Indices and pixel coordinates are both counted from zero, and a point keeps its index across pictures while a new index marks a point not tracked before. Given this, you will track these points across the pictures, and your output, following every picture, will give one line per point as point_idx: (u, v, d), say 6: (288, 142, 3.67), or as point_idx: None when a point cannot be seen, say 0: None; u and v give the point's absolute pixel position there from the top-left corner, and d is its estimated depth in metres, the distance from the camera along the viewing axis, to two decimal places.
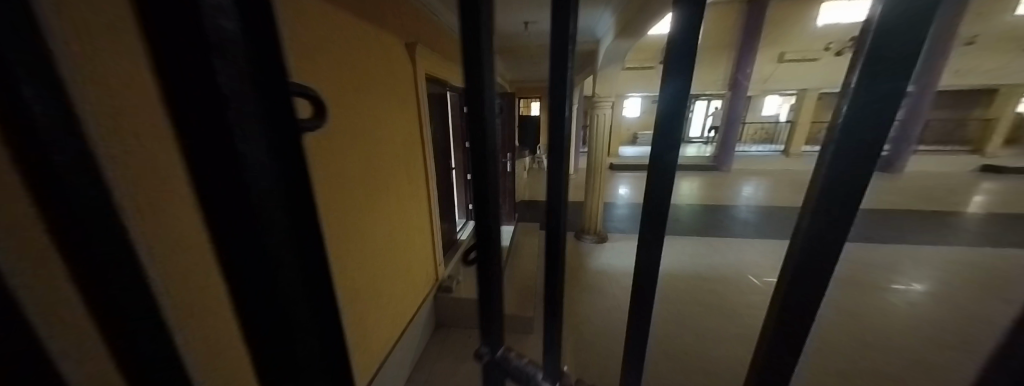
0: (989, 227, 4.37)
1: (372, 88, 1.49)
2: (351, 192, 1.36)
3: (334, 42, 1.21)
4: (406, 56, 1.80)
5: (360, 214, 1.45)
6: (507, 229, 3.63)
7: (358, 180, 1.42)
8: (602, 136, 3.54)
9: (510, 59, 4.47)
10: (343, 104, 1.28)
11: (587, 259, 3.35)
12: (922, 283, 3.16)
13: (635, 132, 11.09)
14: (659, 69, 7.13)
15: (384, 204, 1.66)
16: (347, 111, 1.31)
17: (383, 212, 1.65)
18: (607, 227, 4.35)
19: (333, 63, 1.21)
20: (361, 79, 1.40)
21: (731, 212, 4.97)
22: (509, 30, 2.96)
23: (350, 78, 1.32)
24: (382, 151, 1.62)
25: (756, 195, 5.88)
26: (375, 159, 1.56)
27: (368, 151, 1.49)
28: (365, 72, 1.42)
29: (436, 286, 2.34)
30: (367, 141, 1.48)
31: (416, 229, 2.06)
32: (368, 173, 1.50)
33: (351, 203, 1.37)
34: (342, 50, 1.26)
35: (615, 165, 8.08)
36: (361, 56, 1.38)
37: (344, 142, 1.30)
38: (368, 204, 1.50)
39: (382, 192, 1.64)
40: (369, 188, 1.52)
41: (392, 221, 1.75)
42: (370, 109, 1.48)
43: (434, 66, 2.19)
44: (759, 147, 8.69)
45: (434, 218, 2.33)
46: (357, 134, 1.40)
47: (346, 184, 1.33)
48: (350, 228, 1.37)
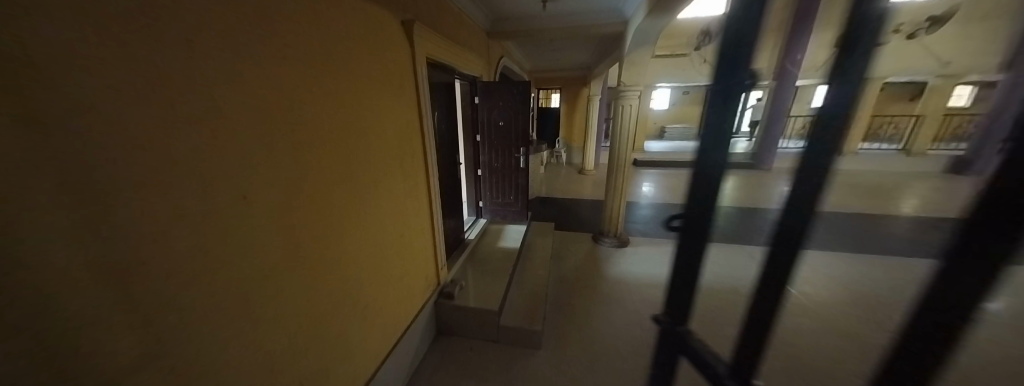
0: None
1: (348, 70, 1.37)
2: (314, 185, 1.25)
3: (291, 16, 1.11)
4: (403, 37, 1.67)
5: (329, 208, 1.33)
6: (518, 228, 3.44)
7: (326, 172, 1.30)
8: (628, 129, 3.18)
9: (529, 45, 4.21)
10: (304, 86, 1.18)
11: (605, 264, 3.07)
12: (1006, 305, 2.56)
13: (664, 126, 10.41)
14: (694, 56, 6.55)
15: (364, 200, 1.53)
16: (308, 94, 1.20)
17: (362, 210, 1.52)
18: (630, 228, 4.03)
19: (286, 38, 1.10)
20: (331, 59, 1.29)
21: (771, 216, 4.47)
22: (529, 9, 2.82)
23: (314, 56, 1.21)
24: (362, 140, 1.49)
25: (800, 197, 5.28)
26: (368, 150, 1.53)
27: (343, 141, 1.38)
28: (338, 52, 1.31)
29: (437, 291, 2.22)
30: (342, 128, 1.37)
31: (411, 227, 1.93)
32: (341, 163, 1.38)
33: (314, 197, 1.26)
34: (303, 27, 1.16)
35: (640, 161, 7.60)
36: (330, 34, 1.27)
37: (302, 129, 1.18)
38: (339, 199, 1.38)
39: (361, 187, 1.51)
40: (343, 181, 1.40)
41: (375, 219, 1.62)
42: (344, 93, 1.36)
43: (438, 48, 1.98)
44: (806, 143, 7.81)
45: (436, 215, 2.19)
46: (325, 119, 1.28)
47: (306, 175, 1.21)
48: (312, 225, 1.25)
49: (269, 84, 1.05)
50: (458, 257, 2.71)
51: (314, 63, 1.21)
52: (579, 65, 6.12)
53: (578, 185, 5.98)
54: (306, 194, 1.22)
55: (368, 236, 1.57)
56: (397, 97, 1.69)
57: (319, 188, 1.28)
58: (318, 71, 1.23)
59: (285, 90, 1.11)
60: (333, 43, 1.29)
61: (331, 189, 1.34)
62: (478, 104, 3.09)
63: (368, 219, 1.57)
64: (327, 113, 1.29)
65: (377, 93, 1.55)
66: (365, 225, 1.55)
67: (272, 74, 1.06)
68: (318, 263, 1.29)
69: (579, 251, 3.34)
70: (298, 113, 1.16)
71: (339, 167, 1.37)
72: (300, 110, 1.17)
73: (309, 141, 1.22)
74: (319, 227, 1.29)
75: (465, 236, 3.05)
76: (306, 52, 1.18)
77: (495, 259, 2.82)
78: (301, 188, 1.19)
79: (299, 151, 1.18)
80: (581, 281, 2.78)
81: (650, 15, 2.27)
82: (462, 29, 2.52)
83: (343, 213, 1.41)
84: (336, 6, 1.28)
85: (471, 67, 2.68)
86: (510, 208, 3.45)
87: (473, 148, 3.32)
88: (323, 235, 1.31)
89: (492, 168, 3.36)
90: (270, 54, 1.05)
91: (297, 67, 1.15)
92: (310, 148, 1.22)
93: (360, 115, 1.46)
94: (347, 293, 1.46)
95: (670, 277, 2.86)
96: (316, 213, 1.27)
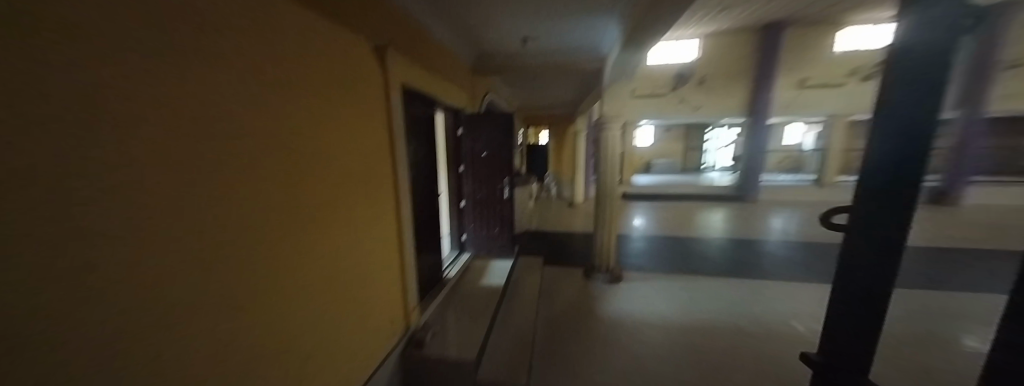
0: None
1: (320, 87, 1.26)
2: (276, 212, 1.04)
3: (269, 28, 1.00)
4: (375, 61, 1.64)
5: (289, 241, 1.11)
6: (504, 264, 3.23)
7: (289, 198, 1.11)
8: (613, 161, 3.13)
9: (514, 83, 4.39)
10: (277, 100, 1.04)
11: (598, 301, 2.84)
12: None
13: (648, 160, 10.69)
14: (671, 96, 6.87)
15: (326, 231, 1.33)
16: (279, 107, 1.05)
17: (322, 243, 1.31)
18: (623, 262, 3.86)
19: (262, 47, 0.97)
20: (305, 74, 1.17)
21: (764, 247, 4.39)
22: (513, 46, 2.96)
23: (289, 70, 1.09)
24: (329, 163, 1.34)
25: (787, 227, 5.29)
26: (331, 181, 1.36)
27: (310, 163, 1.21)
28: (312, 69, 1.21)
29: (406, 337, 1.96)
30: (310, 149, 1.21)
31: (375, 262, 1.72)
32: (306, 188, 1.20)
33: (275, 227, 1.04)
34: (280, 39, 1.05)
35: (628, 193, 7.66)
36: (305, 49, 1.17)
37: (270, 147, 1.01)
38: (301, 231, 1.17)
39: (324, 216, 1.31)
40: (306, 209, 1.20)
41: (336, 254, 1.41)
42: (315, 112, 1.23)
43: (411, 73, 1.95)
44: (786, 175, 8.06)
45: (405, 250, 2.00)
46: (294, 137, 1.12)
47: (269, 201, 1.01)
48: (269, 263, 1.02)
49: (243, 94, 0.90)
50: (436, 297, 2.46)
51: (288, 76, 1.09)
52: (564, 102, 6.40)
53: (568, 218, 5.88)
54: (268, 224, 1.01)
55: (327, 275, 1.34)
56: (363, 126, 1.58)
57: (281, 218, 1.07)
58: (291, 86, 1.10)
59: (257, 101, 0.95)
60: (307, 59, 1.19)
61: (294, 219, 1.13)
62: (461, 135, 3.07)
63: (325, 261, 1.33)
64: (297, 130, 1.14)
65: (344, 122, 1.44)
66: (325, 260, 1.33)
67: (246, 83, 0.91)
68: (274, 311, 1.04)
69: (571, 286, 3.13)
70: (268, 128, 1.00)
71: (301, 201, 1.17)
72: (271, 125, 1.01)
73: (275, 162, 1.04)
74: (277, 265, 1.06)
75: (443, 274, 2.82)
76: (280, 64, 1.05)
77: (479, 298, 2.58)
78: (263, 216, 0.99)
79: (264, 172, 0.99)
80: (573, 321, 2.54)
81: (630, 49, 2.39)
82: (444, 60, 2.57)
83: (303, 247, 1.19)
84: (313, 23, 1.21)
85: (452, 97, 2.68)
86: (495, 242, 3.31)
87: (455, 179, 3.23)
88: (280, 276, 1.07)
89: (475, 199, 3.26)
90: (246, 62, 0.91)
91: (271, 78, 1.01)
92: (274, 168, 1.03)
93: (329, 136, 1.33)
94: (295, 357, 1.15)
95: (668, 315, 2.64)
96: (275, 247, 1.04)
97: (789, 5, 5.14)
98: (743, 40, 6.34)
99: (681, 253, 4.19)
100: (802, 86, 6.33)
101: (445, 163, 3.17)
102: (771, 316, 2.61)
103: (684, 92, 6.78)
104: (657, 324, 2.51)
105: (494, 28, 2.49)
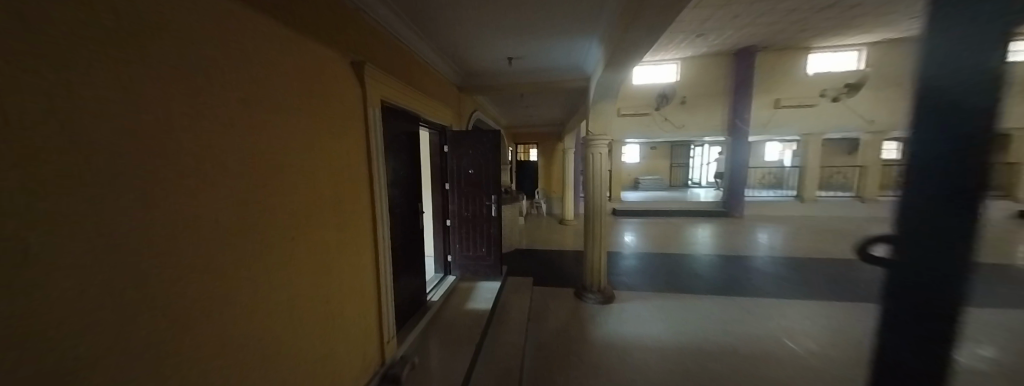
0: None
1: (277, 104, 1.21)
2: (199, 238, 0.96)
3: (221, 48, 1.00)
4: (351, 78, 1.59)
5: (217, 269, 1.02)
6: (491, 286, 3.11)
7: (222, 222, 1.02)
8: (601, 178, 3.11)
9: (501, 101, 4.44)
10: (210, 118, 0.98)
11: (589, 324, 2.73)
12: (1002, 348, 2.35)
13: (637, 177, 10.86)
14: (656, 115, 7.07)
15: (277, 257, 1.23)
16: (214, 124, 0.99)
17: (273, 270, 1.21)
18: (615, 281, 3.78)
19: (193, 64, 0.93)
20: (256, 91, 1.12)
21: (754, 263, 4.39)
22: (497, 66, 3.00)
23: (231, 87, 1.04)
24: (287, 183, 1.26)
25: (775, 242, 5.35)
26: (295, 203, 1.30)
27: (257, 184, 1.13)
28: (267, 86, 1.16)
29: (379, 372, 1.80)
30: (258, 169, 1.14)
31: (344, 289, 1.59)
32: (250, 211, 1.11)
33: (196, 254, 0.95)
34: (221, 55, 1.00)
35: (619, 210, 7.69)
36: (257, 66, 1.13)
37: (195, 167, 0.94)
38: (238, 257, 1.08)
39: (276, 240, 1.22)
40: (247, 233, 1.11)
41: (292, 280, 1.30)
42: (268, 131, 1.17)
43: (392, 91, 1.93)
44: (769, 191, 8.28)
45: (382, 276, 1.88)
46: (233, 156, 1.05)
47: (186, 225, 0.92)
48: (184, 294, 0.92)
49: (155, 112, 0.85)
50: (417, 322, 2.34)
51: (230, 92, 1.03)
52: (553, 121, 6.50)
53: (559, 236, 5.81)
54: (185, 251, 0.92)
55: (277, 304, 1.23)
56: (340, 146, 1.54)
57: (206, 245, 0.98)
58: (233, 103, 1.05)
59: (177, 118, 0.89)
60: (260, 76, 1.14)
61: (227, 244, 1.04)
62: (447, 153, 3.05)
63: (283, 288, 1.26)
64: (239, 149, 1.07)
65: (316, 142, 1.40)
66: (276, 288, 1.22)
67: (161, 101, 0.86)
68: (186, 348, 0.93)
69: (561, 307, 3.02)
70: (193, 147, 0.93)
71: (254, 223, 1.13)
72: (199, 143, 0.95)
73: (202, 183, 0.96)
74: (197, 296, 0.96)
75: (426, 297, 2.70)
76: (219, 80, 1.00)
77: (463, 323, 2.45)
78: (176, 243, 0.90)
79: (183, 194, 0.91)
80: (563, 346, 2.42)
81: (611, 68, 2.43)
82: (429, 79, 2.58)
83: (241, 274, 1.09)
84: (271, 41, 1.17)
85: (437, 114, 2.68)
86: (482, 262, 3.20)
87: (441, 197, 3.18)
88: (200, 308, 0.97)
89: (461, 218, 3.18)
90: (164, 79, 0.86)
91: (203, 95, 0.96)
92: (200, 190, 0.95)
93: (287, 154, 1.26)
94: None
95: (662, 336, 2.54)
96: (193, 277, 0.95)
97: (758, 32, 5.49)
98: (720, 63, 6.68)
99: (673, 270, 4.15)
100: (778, 106, 6.64)
101: (431, 181, 3.15)
102: (767, 336, 2.54)
103: (667, 112, 7.01)
104: (652, 346, 2.41)
105: (478, 48, 2.52)
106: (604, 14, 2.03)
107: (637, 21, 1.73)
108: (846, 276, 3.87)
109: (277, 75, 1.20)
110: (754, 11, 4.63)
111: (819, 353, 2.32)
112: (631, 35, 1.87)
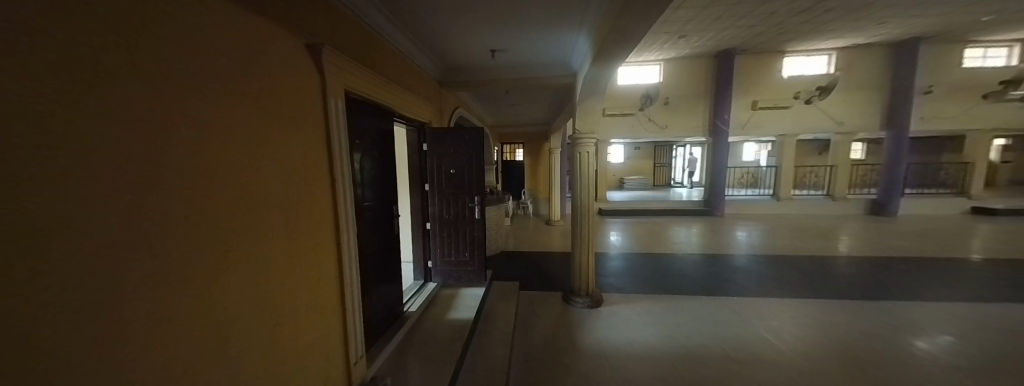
0: (1005, 265, 4.01)
1: (222, 89, 0.97)
2: (122, 264, 0.72)
3: (176, 26, 0.83)
4: (307, 62, 1.37)
5: (158, 297, 0.79)
6: (474, 292, 2.96)
7: (154, 239, 0.78)
8: (587, 178, 3.01)
9: (485, 98, 4.30)
10: (165, 105, 0.80)
11: (576, 332, 2.60)
12: (958, 338, 2.46)
13: (622, 177, 10.95)
14: (639, 115, 7.09)
15: (234, 269, 1.03)
16: (144, 113, 0.75)
17: (220, 294, 0.98)
18: (601, 283, 3.72)
19: (113, 34, 0.69)
20: (194, 71, 0.88)
21: (735, 262, 4.44)
22: (479, 59, 2.85)
23: (165, 65, 0.80)
24: (242, 182, 1.05)
25: (755, 240, 5.44)
26: (257, 210, 1.12)
27: (200, 188, 0.90)
28: (208, 66, 0.92)
29: None
30: (203, 170, 0.90)
31: (305, 304, 1.39)
32: (191, 223, 0.88)
33: (118, 284, 0.71)
34: (159, 28, 0.79)
35: (604, 209, 7.69)
36: (207, 41, 0.92)
37: (121, 169, 0.70)
38: (176, 284, 0.84)
39: (221, 257, 0.98)
40: (185, 252, 0.86)
41: (243, 305, 1.07)
42: (211, 121, 0.93)
43: (361, 82, 1.75)
44: (747, 190, 8.51)
45: (351, 289, 1.72)
46: (171, 154, 0.81)
47: (107, 247, 0.68)
48: (103, 342, 0.69)
49: (70, 96, 0.61)
50: (393, 337, 2.15)
51: (162, 71, 0.80)
52: (538, 120, 6.39)
53: (545, 237, 5.71)
54: (105, 282, 0.69)
55: (232, 328, 1.03)
56: (304, 146, 1.36)
57: (144, 260, 0.76)
58: (167, 85, 0.81)
59: (97, 104, 0.65)
60: (200, 53, 0.90)
61: (162, 266, 0.80)
62: (426, 152, 2.88)
63: (241, 311, 1.06)
64: (178, 145, 0.83)
65: (280, 139, 1.22)
66: (224, 316, 0.99)
67: (91, 83, 0.65)
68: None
69: (548, 315, 2.88)
70: (117, 143, 0.69)
71: (211, 234, 0.94)
72: (134, 133, 0.73)
73: (128, 190, 0.72)
74: (120, 340, 0.72)
75: (404, 308, 2.52)
76: (147, 57, 0.76)
77: (444, 335, 2.30)
78: (86, 273, 0.65)
79: (104, 206, 0.67)
80: (549, 358, 2.27)
81: (597, 64, 2.34)
82: (405, 73, 2.41)
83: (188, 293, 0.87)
84: (213, 10, 0.94)
85: (414, 110, 2.51)
86: (464, 268, 3.04)
87: (421, 199, 3.00)
88: (127, 355, 0.73)
89: (442, 221, 3.00)
90: (89, 53, 0.64)
91: (125, 75, 0.71)
92: (124, 201, 0.71)
93: (244, 149, 1.05)
94: None
95: (651, 343, 2.45)
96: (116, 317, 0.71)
97: (737, 35, 5.60)
98: (701, 64, 6.78)
99: (658, 270, 4.13)
100: (755, 108, 6.79)
101: (411, 181, 2.97)
102: (755, 338, 2.52)
103: (650, 113, 7.05)
104: (642, 353, 2.32)
105: (461, 39, 2.37)
106: (590, 4, 1.88)
107: (625, 11, 1.59)
108: (822, 273, 3.94)
109: (238, 59, 1.03)
110: (734, 13, 4.67)
111: (807, 352, 2.32)
112: (619, 27, 1.73)
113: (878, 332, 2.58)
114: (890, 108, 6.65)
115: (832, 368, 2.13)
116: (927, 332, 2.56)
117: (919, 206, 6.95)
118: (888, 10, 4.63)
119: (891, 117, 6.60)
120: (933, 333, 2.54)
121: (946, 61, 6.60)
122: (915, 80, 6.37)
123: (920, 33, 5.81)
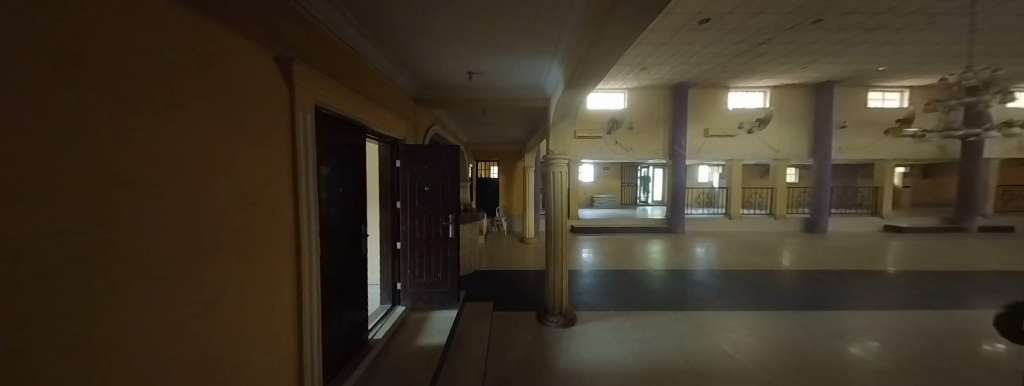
0: (915, 277, 4.60)
1: (194, 101, 0.91)
2: (71, 313, 0.60)
3: (167, 38, 0.82)
4: (278, 75, 1.31)
5: (125, 321, 0.72)
6: (446, 315, 2.84)
7: (110, 276, 0.68)
8: (561, 196, 3.06)
9: (460, 116, 4.33)
10: (151, 114, 0.78)
11: (551, 352, 2.55)
12: (885, 343, 2.76)
13: (592, 195, 11.37)
14: (607, 138, 7.47)
15: (197, 295, 0.94)
16: (119, 131, 0.69)
17: (175, 336, 0.86)
18: (574, 300, 3.74)
19: (90, 50, 0.63)
20: (169, 83, 0.83)
21: (696, 276, 4.70)
22: (456, 80, 2.90)
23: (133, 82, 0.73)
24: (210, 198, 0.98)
25: (711, 256, 5.81)
26: (220, 226, 1.02)
27: (155, 218, 0.79)
28: (174, 80, 0.84)
29: None
30: (166, 190, 0.82)
31: (265, 332, 1.26)
32: (138, 258, 0.75)
33: (97, 304, 0.65)
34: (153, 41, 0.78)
35: (576, 227, 7.87)
36: (190, 51, 0.89)
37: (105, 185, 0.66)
38: (124, 333, 0.72)
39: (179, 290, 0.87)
40: (131, 295, 0.73)
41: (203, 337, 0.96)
42: (183, 134, 0.87)
43: (336, 94, 1.71)
44: (703, 209, 9.17)
45: (312, 312, 1.58)
46: (129, 179, 0.72)
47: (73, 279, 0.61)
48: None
49: (53, 110, 0.56)
50: (358, 369, 1.97)
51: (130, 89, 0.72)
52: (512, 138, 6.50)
53: (519, 255, 5.68)
54: (55, 338, 0.57)
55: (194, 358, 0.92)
56: (271, 160, 1.28)
57: (118, 279, 0.70)
58: (130, 105, 0.73)
59: (77, 118, 0.60)
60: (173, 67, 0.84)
61: (121, 300, 0.71)
62: (399, 168, 2.80)
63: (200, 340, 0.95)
64: (137, 170, 0.74)
65: (248, 152, 1.15)
66: (175, 365, 0.86)
67: (98, 99, 0.65)
68: None
69: (521, 337, 2.80)
70: (88, 159, 0.62)
71: (177, 254, 0.86)
72: (122, 147, 0.70)
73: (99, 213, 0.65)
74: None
75: (370, 335, 2.34)
76: (113, 75, 0.69)
77: (413, 364, 2.14)
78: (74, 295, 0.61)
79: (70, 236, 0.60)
80: (523, 382, 2.18)
81: (570, 89, 2.43)
82: (380, 87, 2.38)
83: (154, 318, 0.79)
84: (186, 21, 0.88)
85: (388, 125, 2.44)
86: (435, 290, 2.91)
87: (392, 217, 2.88)
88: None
89: (414, 241, 2.89)
90: (92, 68, 0.64)
91: (114, 87, 0.69)
92: (78, 236, 0.61)
93: (213, 163, 0.99)
94: None
95: (622, 360, 2.47)
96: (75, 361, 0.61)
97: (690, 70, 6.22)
98: (661, 94, 7.38)
99: (627, 287, 4.23)
100: (707, 135, 7.49)
101: (383, 199, 2.85)
102: (720, 351, 2.63)
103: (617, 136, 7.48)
104: (614, 371, 2.32)
105: (440, 60, 2.42)
106: (563, 33, 1.99)
107: (596, 42, 1.68)
108: (771, 286, 4.26)
109: (212, 68, 0.98)
110: (686, 51, 5.20)
111: (762, 361, 2.47)
112: (589, 56, 1.83)
113: (818, 339, 2.83)
114: (816, 139, 7.66)
115: (781, 376, 2.28)
116: (859, 339, 2.84)
117: (843, 224, 7.90)
118: (809, 56, 5.44)
119: (817, 147, 7.58)
120: (863, 340, 2.82)
121: (855, 102, 7.81)
122: (833, 117, 7.45)
123: (834, 78, 6.86)
